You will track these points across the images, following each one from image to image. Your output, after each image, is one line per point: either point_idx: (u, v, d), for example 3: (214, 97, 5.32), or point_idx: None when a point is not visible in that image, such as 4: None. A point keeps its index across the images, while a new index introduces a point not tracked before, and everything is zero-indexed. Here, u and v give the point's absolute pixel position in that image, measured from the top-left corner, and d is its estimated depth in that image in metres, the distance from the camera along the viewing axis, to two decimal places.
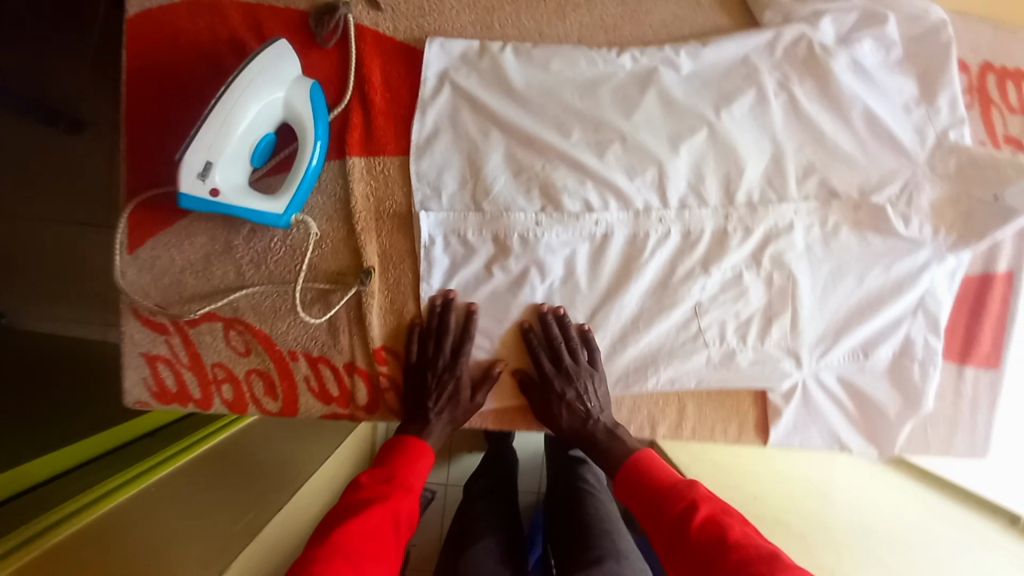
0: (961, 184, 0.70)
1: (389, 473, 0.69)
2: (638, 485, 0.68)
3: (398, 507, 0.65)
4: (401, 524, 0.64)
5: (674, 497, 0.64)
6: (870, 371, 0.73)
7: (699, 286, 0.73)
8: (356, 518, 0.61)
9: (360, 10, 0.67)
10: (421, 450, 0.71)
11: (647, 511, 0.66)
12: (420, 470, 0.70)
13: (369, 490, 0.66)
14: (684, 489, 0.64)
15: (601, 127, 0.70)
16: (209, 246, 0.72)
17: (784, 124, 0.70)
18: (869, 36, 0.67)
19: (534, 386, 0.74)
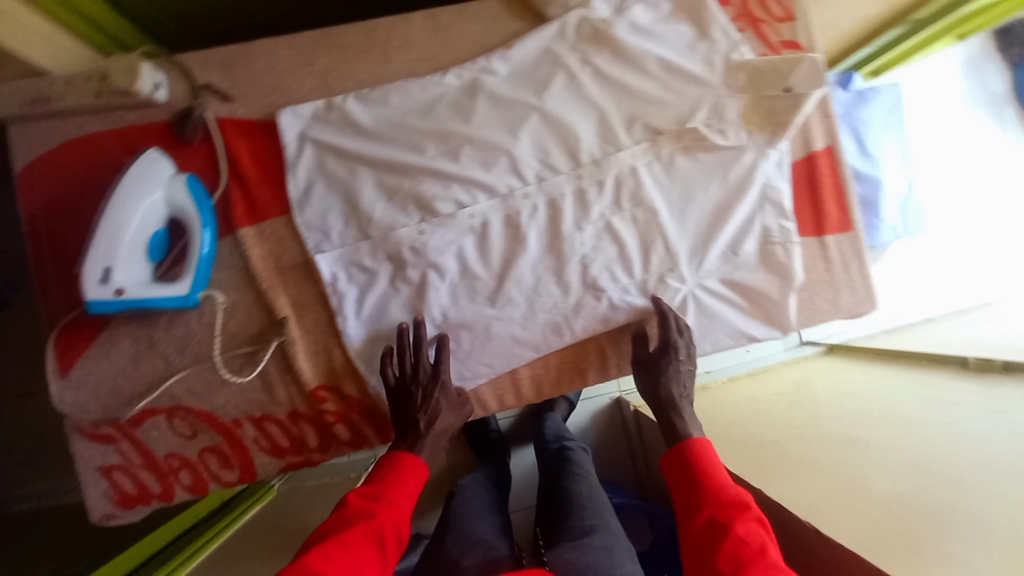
0: (755, 92, 0.83)
1: (382, 488, 0.71)
2: (689, 476, 0.75)
3: (381, 525, 0.66)
4: (385, 540, 0.66)
5: (714, 494, 0.71)
6: (743, 263, 0.84)
7: (579, 242, 0.83)
8: (337, 537, 0.63)
9: (215, 106, 0.77)
10: (416, 467, 0.75)
11: (687, 500, 0.74)
12: (411, 488, 0.72)
13: (359, 508, 0.68)
14: (728, 489, 0.71)
15: (449, 137, 0.80)
16: (135, 348, 0.77)
17: (597, 90, 0.82)
18: (635, 2, 0.81)
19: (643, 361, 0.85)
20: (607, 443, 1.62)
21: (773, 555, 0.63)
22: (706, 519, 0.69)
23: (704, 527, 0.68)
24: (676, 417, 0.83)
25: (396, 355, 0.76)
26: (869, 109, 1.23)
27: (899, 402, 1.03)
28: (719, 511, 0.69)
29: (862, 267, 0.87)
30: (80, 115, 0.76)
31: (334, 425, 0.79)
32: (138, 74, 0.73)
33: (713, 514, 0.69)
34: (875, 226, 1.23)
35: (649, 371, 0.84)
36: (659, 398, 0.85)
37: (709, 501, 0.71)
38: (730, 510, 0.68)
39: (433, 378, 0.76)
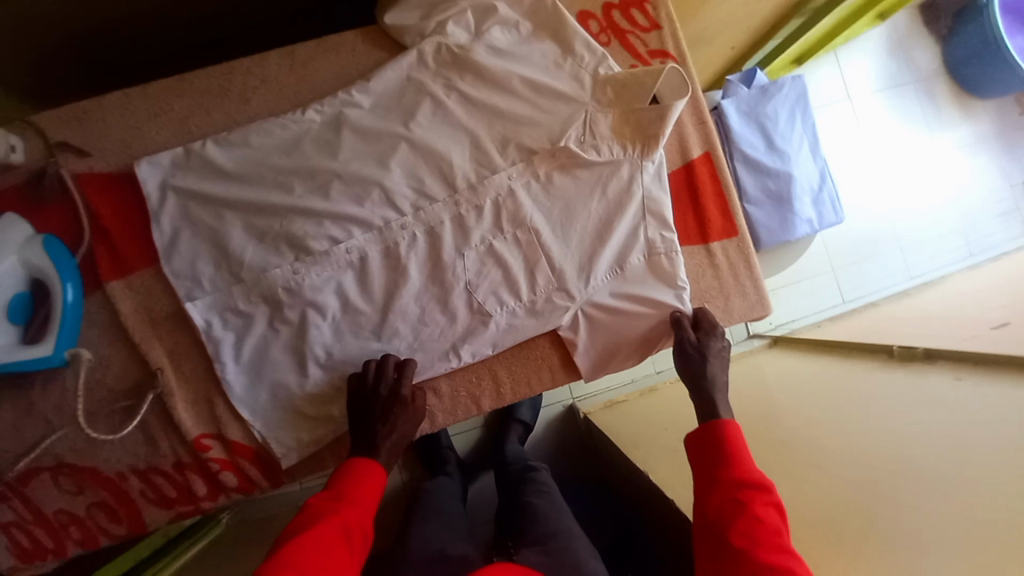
0: (624, 104, 0.84)
1: (342, 489, 0.66)
2: (712, 451, 0.71)
3: (347, 522, 0.63)
4: (352, 537, 0.62)
5: (733, 474, 0.67)
6: (629, 275, 0.85)
7: (462, 268, 0.83)
8: (302, 538, 0.59)
9: (71, 161, 0.76)
10: (377, 469, 0.70)
11: (709, 473, 0.70)
12: (374, 484, 0.69)
13: (320, 509, 0.63)
14: (752, 473, 0.67)
15: (317, 173, 0.79)
16: (12, 409, 0.74)
17: (466, 115, 0.83)
18: (494, 24, 0.81)
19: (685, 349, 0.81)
20: (563, 450, 1.56)
21: (786, 541, 0.61)
22: (725, 498, 0.66)
23: (721, 505, 0.65)
24: (713, 394, 0.76)
25: (367, 373, 0.76)
26: (774, 104, 1.26)
27: (813, 396, 1.05)
28: (738, 494, 0.65)
29: (748, 270, 0.89)
30: None
31: (221, 472, 0.77)
32: None
33: (733, 497, 0.65)
34: (790, 220, 1.26)
35: (693, 356, 0.80)
36: (699, 377, 0.79)
37: (729, 478, 0.67)
38: (750, 495, 0.65)
39: (395, 390, 0.75)
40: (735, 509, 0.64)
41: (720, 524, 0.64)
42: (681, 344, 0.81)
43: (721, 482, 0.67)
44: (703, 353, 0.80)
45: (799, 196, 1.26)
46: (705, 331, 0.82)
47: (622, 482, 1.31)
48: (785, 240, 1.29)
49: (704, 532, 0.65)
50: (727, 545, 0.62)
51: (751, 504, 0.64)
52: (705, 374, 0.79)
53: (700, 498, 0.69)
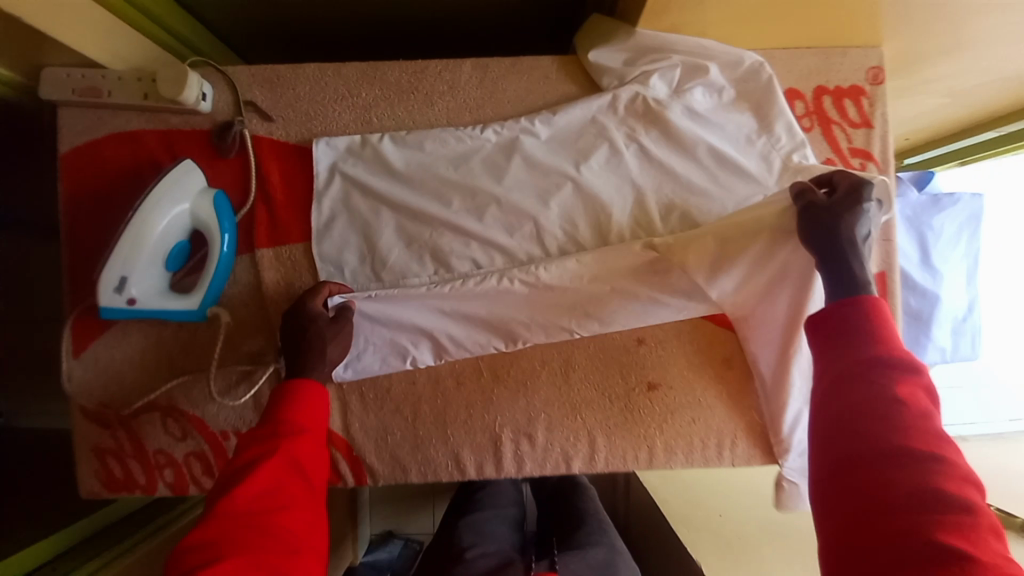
0: None
1: (285, 416, 0.60)
2: (853, 328, 0.50)
3: (294, 454, 0.58)
4: (305, 468, 0.58)
5: (883, 356, 0.48)
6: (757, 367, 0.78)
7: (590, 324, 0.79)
8: (245, 485, 0.54)
9: (255, 123, 0.78)
10: (313, 388, 0.63)
11: (842, 353, 0.50)
12: (320, 404, 0.63)
13: (264, 445, 0.57)
14: (899, 351, 0.48)
15: (477, 194, 0.78)
16: (144, 343, 0.78)
17: (639, 170, 0.79)
18: (697, 85, 0.76)
19: (816, 210, 0.59)
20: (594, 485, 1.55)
21: (937, 427, 0.45)
22: (869, 386, 0.47)
23: (863, 396, 0.47)
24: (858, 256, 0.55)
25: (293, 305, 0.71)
26: (941, 218, 1.14)
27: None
28: (885, 381, 0.47)
29: None
30: (125, 110, 0.77)
31: None
32: (186, 83, 0.73)
33: (880, 386, 0.47)
34: (923, 343, 1.13)
35: (826, 212, 0.58)
36: (834, 235, 0.57)
37: (875, 361, 0.48)
38: (900, 385, 0.47)
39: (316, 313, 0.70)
40: (882, 400, 0.46)
41: (858, 422, 0.46)
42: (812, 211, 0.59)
43: (865, 366, 0.48)
44: (843, 217, 0.57)
45: (941, 323, 1.13)
46: (840, 195, 0.59)
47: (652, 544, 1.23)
48: None
49: (828, 433, 0.48)
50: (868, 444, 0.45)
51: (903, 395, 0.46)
52: (840, 237, 0.56)
53: (828, 380, 0.50)
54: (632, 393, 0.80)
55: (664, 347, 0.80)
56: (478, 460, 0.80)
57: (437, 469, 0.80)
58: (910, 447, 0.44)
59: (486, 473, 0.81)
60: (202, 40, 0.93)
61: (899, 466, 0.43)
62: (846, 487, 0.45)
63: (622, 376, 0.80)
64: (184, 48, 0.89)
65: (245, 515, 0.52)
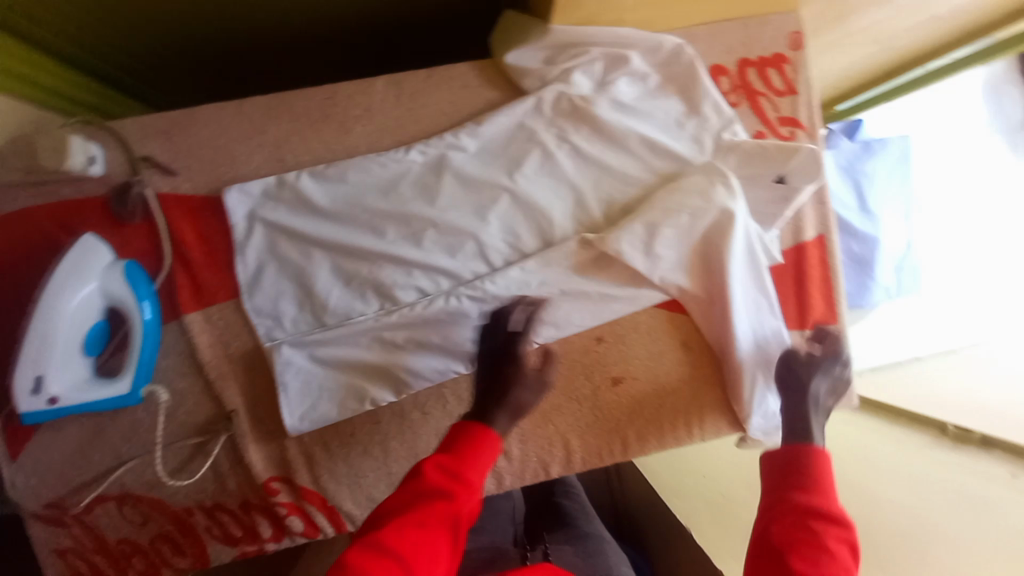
0: (744, 176, 0.77)
1: (446, 465, 0.53)
2: (790, 472, 0.58)
3: (459, 509, 0.51)
4: (461, 528, 0.51)
5: (808, 492, 0.56)
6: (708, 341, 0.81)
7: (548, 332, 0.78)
8: (406, 520, 0.49)
9: (157, 180, 0.71)
10: (484, 436, 0.56)
11: (779, 487, 0.58)
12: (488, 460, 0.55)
13: (417, 498, 0.51)
14: (833, 505, 0.55)
15: (412, 220, 0.74)
16: (83, 434, 0.73)
17: (575, 171, 0.76)
18: (621, 75, 0.74)
19: (790, 360, 0.69)
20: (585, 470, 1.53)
21: None
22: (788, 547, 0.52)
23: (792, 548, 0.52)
24: (818, 415, 0.64)
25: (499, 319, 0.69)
26: (873, 162, 1.18)
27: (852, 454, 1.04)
28: (814, 523, 0.53)
29: None
30: (9, 188, 0.70)
31: (288, 517, 0.76)
32: (67, 150, 0.67)
33: (809, 533, 0.52)
34: (867, 286, 1.21)
35: (800, 364, 0.68)
36: (800, 387, 0.67)
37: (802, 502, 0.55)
38: (820, 524, 0.53)
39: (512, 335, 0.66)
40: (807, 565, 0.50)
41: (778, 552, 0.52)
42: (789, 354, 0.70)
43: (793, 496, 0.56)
44: (813, 370, 0.67)
45: (882, 263, 1.19)
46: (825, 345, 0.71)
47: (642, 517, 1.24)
48: (856, 306, 1.24)
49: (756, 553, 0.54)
50: None
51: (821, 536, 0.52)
52: (800, 386, 0.67)
53: (761, 539, 0.55)
54: (599, 392, 0.81)
55: (624, 342, 0.81)
56: None
57: None
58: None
59: None
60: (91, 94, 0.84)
61: None
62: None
63: (587, 378, 0.81)
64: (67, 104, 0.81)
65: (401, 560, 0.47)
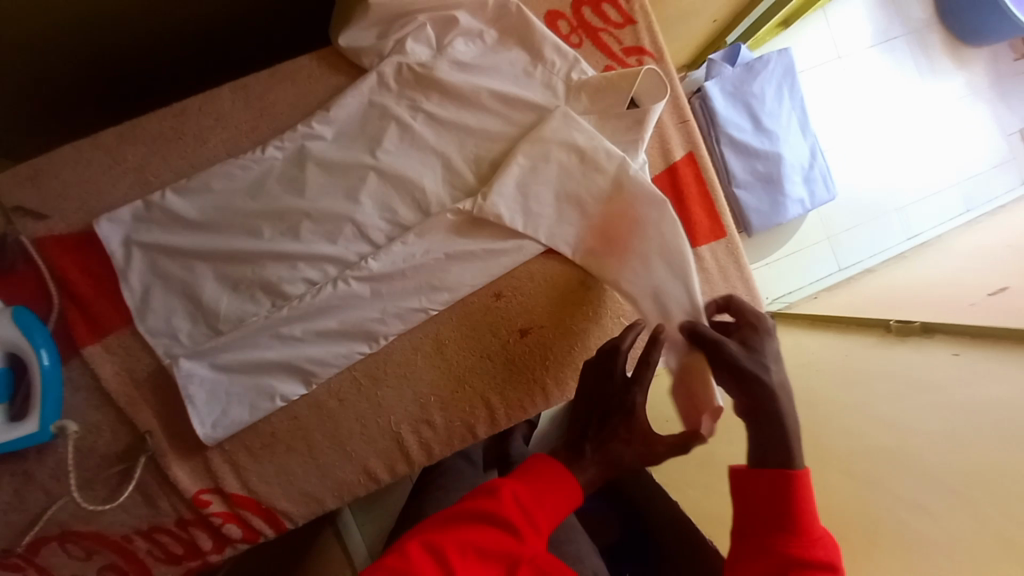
0: (597, 111, 0.78)
1: (525, 489, 0.57)
2: (769, 490, 0.57)
3: (524, 551, 0.53)
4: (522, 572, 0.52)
5: (794, 520, 0.56)
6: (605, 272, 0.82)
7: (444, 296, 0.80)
8: (468, 539, 0.52)
9: (30, 225, 0.73)
10: (566, 479, 0.59)
11: (765, 516, 0.57)
12: (563, 503, 0.58)
13: (493, 509, 0.54)
14: (812, 529, 0.55)
15: (285, 215, 0.76)
16: (8, 484, 0.74)
17: (435, 137, 0.78)
18: (455, 37, 0.76)
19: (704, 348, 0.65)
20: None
21: None
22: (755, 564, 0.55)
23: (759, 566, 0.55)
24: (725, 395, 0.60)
25: (622, 342, 0.68)
26: (760, 81, 1.20)
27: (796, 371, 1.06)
28: (805, 555, 0.54)
29: (741, 271, 0.85)
30: None
31: (224, 525, 0.77)
32: None
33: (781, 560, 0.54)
34: (781, 203, 1.21)
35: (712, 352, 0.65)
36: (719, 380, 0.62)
37: (789, 536, 0.55)
38: (812, 554, 0.54)
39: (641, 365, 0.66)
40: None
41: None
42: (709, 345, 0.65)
43: (778, 530, 0.56)
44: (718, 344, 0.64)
45: (793, 176, 1.21)
46: (739, 335, 0.66)
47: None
48: (777, 224, 1.23)
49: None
50: None
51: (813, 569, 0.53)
52: (754, 411, 0.61)
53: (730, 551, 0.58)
54: (509, 345, 0.82)
55: (523, 293, 0.82)
56: (387, 464, 0.81)
57: (352, 486, 0.80)
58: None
59: (400, 471, 0.82)
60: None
61: None
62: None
63: (494, 334, 0.82)
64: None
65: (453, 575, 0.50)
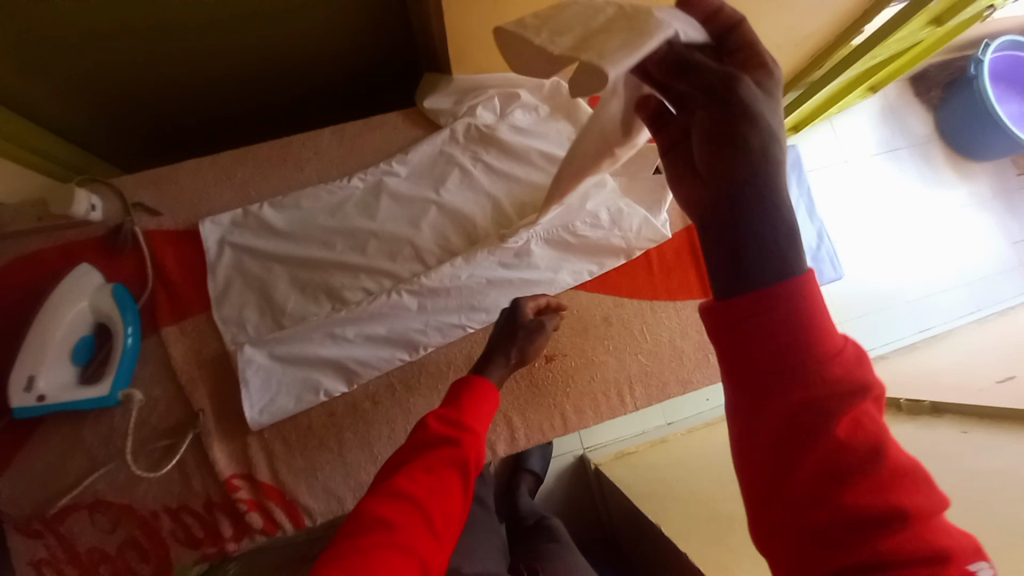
0: (629, 174, 0.91)
1: (453, 410, 0.61)
2: (758, 320, 0.36)
3: (469, 455, 0.58)
4: (471, 470, 0.58)
5: (814, 367, 0.35)
6: (628, 311, 0.91)
7: (481, 317, 0.89)
8: (417, 464, 0.56)
9: (144, 220, 0.87)
10: (487, 389, 0.65)
11: (783, 364, 0.36)
12: (487, 408, 0.64)
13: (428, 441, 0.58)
14: (837, 359, 0.36)
15: (356, 233, 0.89)
16: (63, 444, 0.81)
17: (490, 182, 0.93)
18: (516, 108, 0.94)
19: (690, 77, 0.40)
20: (576, 502, 1.48)
21: (880, 454, 0.35)
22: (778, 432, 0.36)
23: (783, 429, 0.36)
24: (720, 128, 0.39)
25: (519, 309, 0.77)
26: None
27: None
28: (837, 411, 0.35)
29: None
30: (24, 236, 0.85)
31: (247, 513, 0.80)
32: (74, 199, 0.82)
33: (806, 411, 0.35)
34: None
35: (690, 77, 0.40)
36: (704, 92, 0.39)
37: (809, 386, 0.35)
38: (856, 415, 0.35)
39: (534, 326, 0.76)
40: (800, 443, 0.35)
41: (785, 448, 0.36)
42: (696, 80, 0.40)
43: (792, 390, 0.36)
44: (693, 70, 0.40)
45: None
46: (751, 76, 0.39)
47: (638, 543, 1.19)
48: None
49: (750, 453, 0.38)
50: (812, 500, 0.35)
51: (851, 434, 0.35)
52: (757, 161, 0.37)
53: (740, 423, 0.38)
54: (533, 369, 0.89)
55: None
56: None
57: None
58: (855, 488, 0.34)
59: None
60: (84, 161, 1.02)
61: (823, 516, 0.35)
62: (775, 514, 0.37)
63: None
64: (62, 169, 0.97)
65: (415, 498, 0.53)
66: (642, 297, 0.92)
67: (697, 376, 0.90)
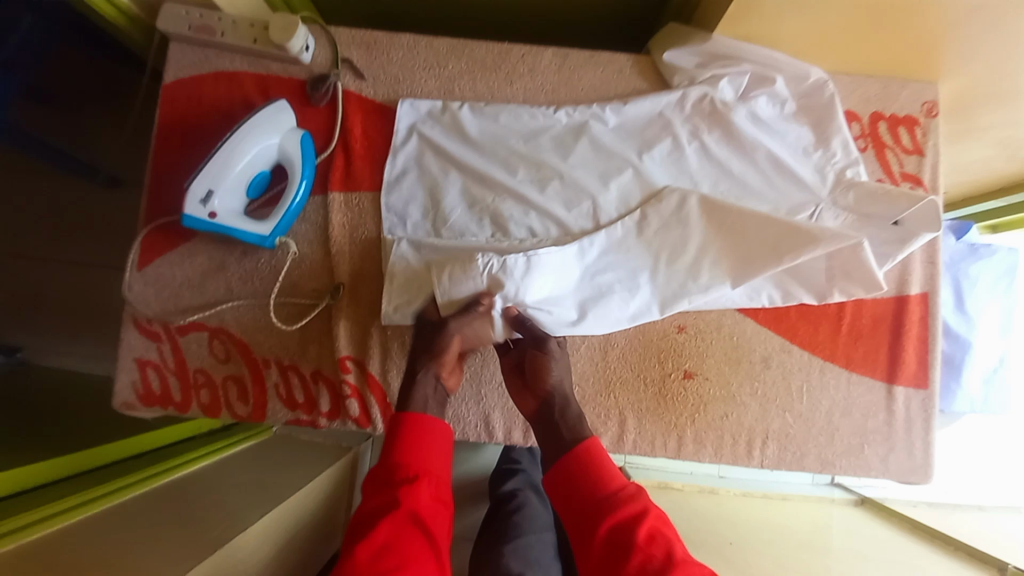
0: (859, 214, 0.79)
1: (404, 451, 0.63)
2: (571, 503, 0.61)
3: (417, 500, 0.59)
4: (425, 513, 0.59)
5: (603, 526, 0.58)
6: (793, 359, 0.81)
7: (620, 305, 0.79)
8: (389, 519, 0.57)
9: (348, 79, 0.85)
10: (420, 430, 0.64)
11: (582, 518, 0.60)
12: (443, 447, 0.65)
13: (384, 490, 0.60)
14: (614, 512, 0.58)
15: (543, 168, 0.82)
16: (206, 265, 0.85)
17: (699, 166, 0.82)
18: (763, 94, 0.81)
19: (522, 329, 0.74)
20: None
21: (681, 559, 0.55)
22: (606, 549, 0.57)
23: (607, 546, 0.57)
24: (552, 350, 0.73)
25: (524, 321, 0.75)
26: (977, 266, 1.15)
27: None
28: (628, 535, 0.56)
29: (925, 431, 0.80)
30: (229, 54, 0.84)
31: (349, 398, 0.83)
32: (294, 33, 0.79)
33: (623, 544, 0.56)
34: (952, 390, 1.14)
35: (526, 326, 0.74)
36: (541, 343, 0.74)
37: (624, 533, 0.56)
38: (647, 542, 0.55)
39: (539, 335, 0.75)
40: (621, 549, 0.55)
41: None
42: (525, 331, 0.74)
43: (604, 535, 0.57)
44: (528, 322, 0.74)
45: (972, 372, 1.14)
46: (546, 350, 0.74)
47: None
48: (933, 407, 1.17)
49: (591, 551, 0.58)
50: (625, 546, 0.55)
51: (647, 547, 0.55)
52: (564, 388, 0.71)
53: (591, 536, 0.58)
54: (667, 380, 0.82)
55: (703, 339, 0.82)
56: (507, 425, 0.85)
57: (474, 429, 0.84)
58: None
59: (513, 438, 0.85)
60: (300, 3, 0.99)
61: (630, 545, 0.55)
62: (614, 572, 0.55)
63: (659, 362, 0.82)
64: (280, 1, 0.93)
65: (416, 515, 0.58)
66: (816, 352, 0.81)
67: (842, 461, 0.80)
